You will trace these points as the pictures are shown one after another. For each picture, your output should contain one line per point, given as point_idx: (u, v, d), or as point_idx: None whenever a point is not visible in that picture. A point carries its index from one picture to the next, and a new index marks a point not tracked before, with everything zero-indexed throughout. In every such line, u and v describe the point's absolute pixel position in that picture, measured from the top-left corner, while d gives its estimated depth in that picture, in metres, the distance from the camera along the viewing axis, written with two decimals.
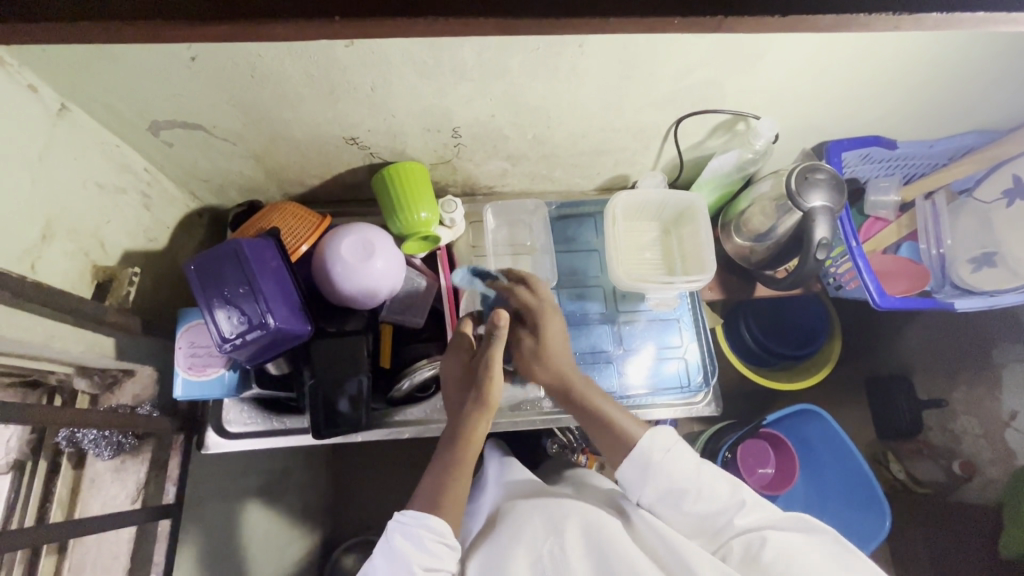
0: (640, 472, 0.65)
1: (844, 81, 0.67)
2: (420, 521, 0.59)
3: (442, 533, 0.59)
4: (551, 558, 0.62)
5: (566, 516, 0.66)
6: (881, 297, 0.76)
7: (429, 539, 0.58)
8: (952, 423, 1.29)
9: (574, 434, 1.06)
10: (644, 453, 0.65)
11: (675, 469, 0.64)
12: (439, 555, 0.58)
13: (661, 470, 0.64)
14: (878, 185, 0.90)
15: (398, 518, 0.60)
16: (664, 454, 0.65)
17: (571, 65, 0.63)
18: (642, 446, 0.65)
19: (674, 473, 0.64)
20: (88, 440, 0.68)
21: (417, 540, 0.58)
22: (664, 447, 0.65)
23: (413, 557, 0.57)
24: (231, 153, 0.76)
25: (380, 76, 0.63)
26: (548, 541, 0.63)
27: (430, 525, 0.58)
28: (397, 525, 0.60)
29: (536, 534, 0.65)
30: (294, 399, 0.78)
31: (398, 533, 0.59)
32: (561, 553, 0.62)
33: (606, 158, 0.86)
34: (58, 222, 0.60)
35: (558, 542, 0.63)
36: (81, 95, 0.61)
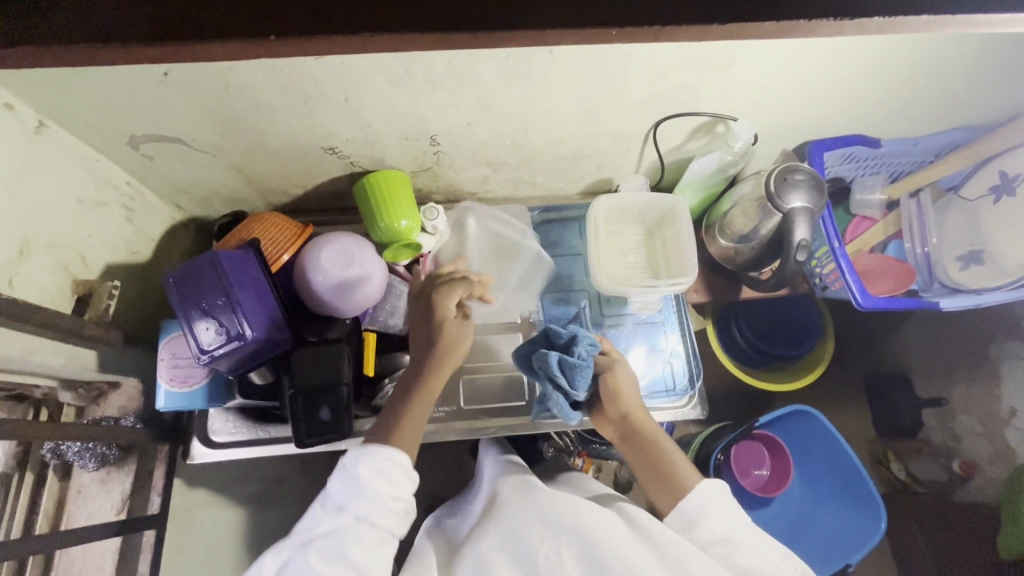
0: (692, 516, 0.64)
1: (821, 81, 0.67)
2: (376, 454, 0.61)
3: (400, 462, 0.61)
4: (545, 561, 0.60)
5: (558, 517, 0.64)
6: (863, 297, 0.76)
7: (389, 467, 0.60)
8: (953, 422, 1.30)
9: (572, 436, 1.06)
10: (699, 501, 0.64)
11: (727, 520, 0.63)
12: (398, 482, 0.61)
13: (712, 517, 0.63)
14: (864, 184, 0.90)
15: (353, 457, 0.61)
16: (721, 504, 0.65)
17: (543, 72, 0.63)
18: (697, 493, 0.65)
19: (730, 523, 0.63)
20: (72, 452, 0.69)
21: (379, 469, 0.60)
22: (721, 498, 0.65)
23: (381, 488, 0.59)
24: (212, 164, 0.76)
25: (353, 86, 0.63)
26: (541, 545, 0.61)
27: (386, 455, 0.61)
28: (356, 459, 0.60)
29: (527, 538, 0.63)
30: (278, 408, 0.78)
31: (354, 471, 0.60)
32: (555, 556, 0.60)
33: (588, 163, 0.86)
34: (37, 238, 0.61)
35: (551, 545, 0.61)
36: (58, 112, 0.61)
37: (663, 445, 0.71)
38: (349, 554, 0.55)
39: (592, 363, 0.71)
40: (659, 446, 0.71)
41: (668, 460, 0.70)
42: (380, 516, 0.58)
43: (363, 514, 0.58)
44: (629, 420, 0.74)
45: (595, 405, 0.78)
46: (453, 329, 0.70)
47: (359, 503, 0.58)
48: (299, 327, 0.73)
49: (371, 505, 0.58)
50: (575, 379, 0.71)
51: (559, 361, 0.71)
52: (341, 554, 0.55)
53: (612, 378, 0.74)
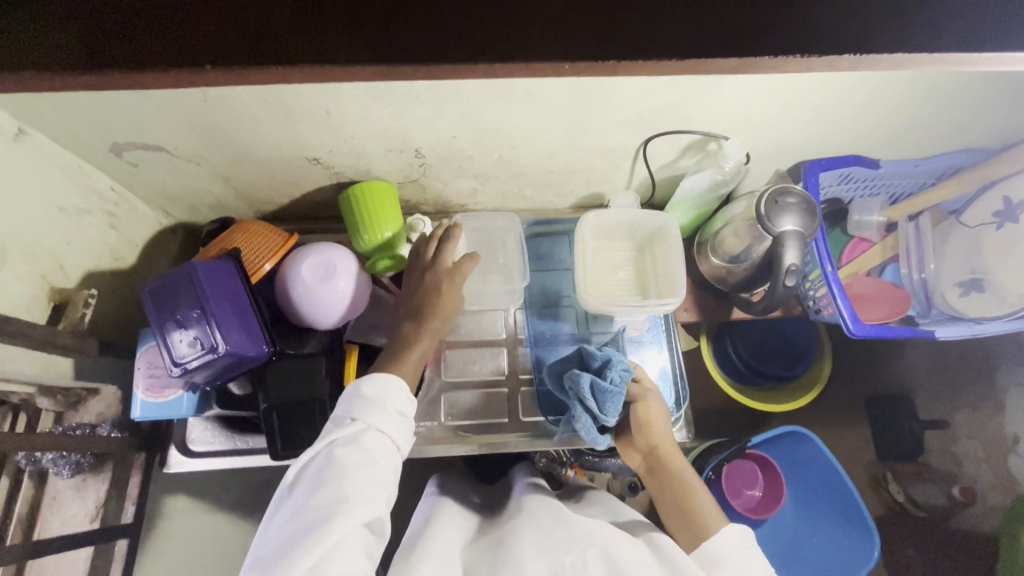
0: (713, 558, 0.62)
1: (815, 102, 0.65)
2: (391, 383, 0.61)
3: (405, 393, 0.62)
4: (569, 568, 0.60)
5: (586, 533, 0.64)
6: (855, 324, 0.73)
7: (399, 396, 0.61)
8: (954, 445, 1.27)
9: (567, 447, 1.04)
10: (721, 548, 0.62)
11: (754, 564, 0.61)
12: (403, 404, 0.61)
13: (735, 559, 0.61)
14: (863, 205, 0.87)
15: (370, 378, 0.61)
16: (743, 549, 0.62)
17: (526, 89, 0.62)
18: (720, 538, 0.63)
19: (752, 569, 0.60)
20: (47, 459, 0.70)
21: (391, 395, 0.61)
22: (743, 544, 0.63)
23: (381, 402, 0.60)
24: (196, 172, 0.76)
25: (334, 99, 0.62)
26: (567, 553, 0.61)
27: (399, 386, 0.61)
28: (367, 383, 0.61)
29: (554, 544, 0.63)
30: (256, 418, 0.77)
31: (366, 389, 0.60)
32: (580, 565, 0.60)
33: (577, 177, 0.84)
34: (12, 246, 0.61)
35: (577, 555, 0.61)
36: (38, 120, 0.61)
37: (689, 482, 0.70)
38: (353, 471, 0.55)
39: (622, 390, 0.70)
40: (688, 485, 0.70)
41: (692, 499, 0.68)
42: (387, 426, 0.59)
43: (370, 423, 0.58)
44: (657, 452, 0.73)
45: (623, 431, 0.77)
46: (454, 278, 0.70)
47: (367, 412, 0.59)
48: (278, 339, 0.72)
49: (378, 417, 0.59)
50: (606, 404, 0.70)
51: (590, 384, 0.70)
52: (344, 466, 0.55)
53: (643, 409, 0.74)
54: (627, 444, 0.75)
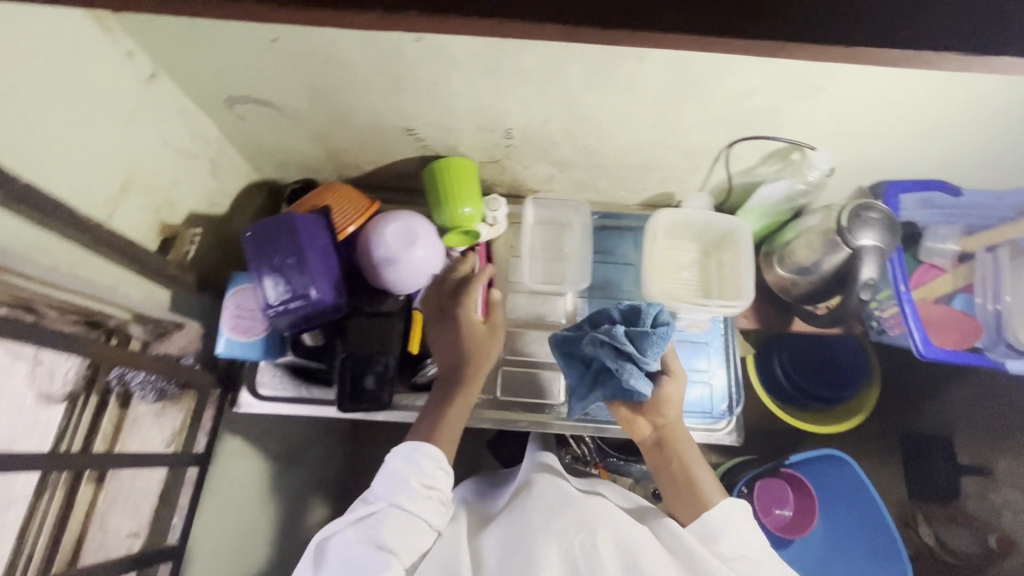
0: (714, 529, 0.65)
1: (912, 118, 0.66)
2: (413, 446, 0.69)
3: (442, 466, 0.69)
4: (580, 548, 0.62)
5: (594, 514, 0.65)
6: (925, 347, 0.73)
7: (425, 460, 0.68)
8: (995, 494, 1.22)
9: (591, 446, 1.06)
10: (721, 519, 0.66)
11: (754, 545, 0.65)
12: (434, 475, 0.68)
13: (733, 532, 0.65)
14: (936, 233, 0.87)
15: (395, 450, 0.70)
16: (741, 519, 0.67)
17: (629, 78, 0.64)
18: (721, 509, 0.66)
19: (746, 539, 0.65)
20: (135, 382, 0.75)
21: (415, 461, 0.68)
22: (740, 514, 0.67)
23: (418, 474, 0.67)
24: (296, 131, 0.80)
25: (444, 71, 0.65)
26: (578, 533, 0.63)
27: (424, 449, 0.69)
28: (394, 454, 0.69)
29: (561, 527, 0.64)
30: (324, 370, 0.81)
31: (395, 459, 0.69)
32: (590, 547, 0.62)
33: (653, 174, 0.86)
34: (137, 178, 0.65)
35: (587, 537, 0.63)
36: (171, 65, 0.66)
37: (691, 455, 0.72)
38: (387, 534, 0.62)
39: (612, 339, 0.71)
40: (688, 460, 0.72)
41: (694, 471, 0.71)
42: (409, 499, 0.65)
43: (391, 500, 0.65)
44: (666, 425, 0.74)
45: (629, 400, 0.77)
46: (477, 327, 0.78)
47: (386, 489, 0.66)
48: (357, 298, 0.77)
49: (398, 491, 0.66)
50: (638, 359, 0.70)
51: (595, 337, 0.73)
52: (376, 534, 0.62)
53: (668, 384, 0.74)
54: (636, 413, 0.75)
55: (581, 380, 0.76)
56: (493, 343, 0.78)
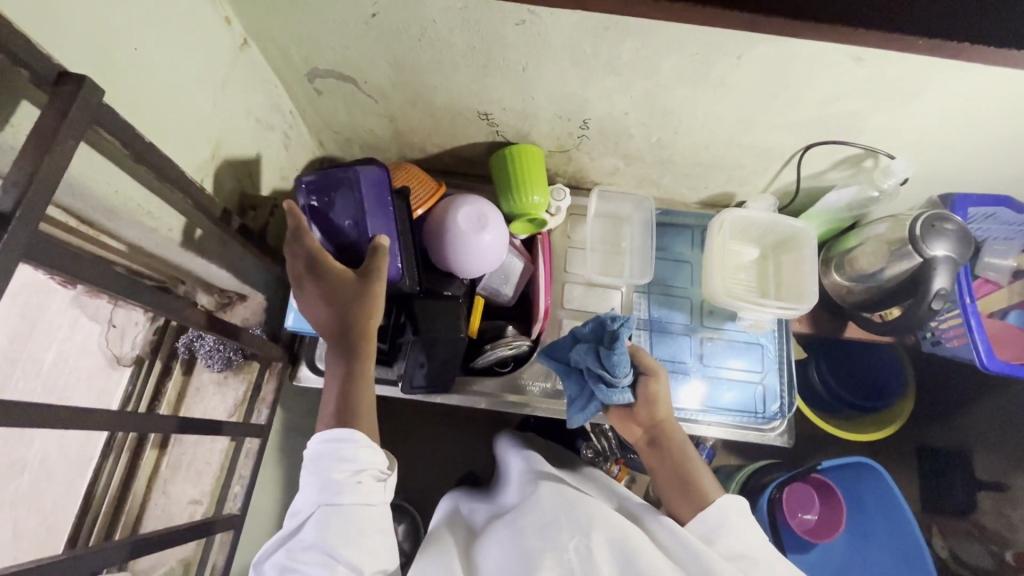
0: (713, 526, 0.63)
1: (996, 129, 0.66)
2: (336, 436, 0.58)
3: (374, 452, 0.59)
4: (575, 554, 0.61)
5: (587, 515, 0.65)
6: (988, 358, 0.75)
7: (348, 448, 0.57)
8: (1009, 509, 1.20)
9: (611, 441, 1.06)
10: (720, 513, 0.64)
11: (753, 536, 0.64)
12: (358, 459, 0.58)
13: (733, 533, 0.63)
14: (993, 248, 0.88)
15: (315, 441, 0.59)
16: (739, 518, 0.64)
17: (722, 74, 0.64)
18: (720, 504, 0.65)
19: (748, 537, 0.63)
20: (203, 349, 0.74)
21: (337, 454, 0.57)
22: (739, 513, 0.65)
23: (347, 474, 0.57)
24: (370, 109, 0.80)
25: (537, 57, 0.65)
26: (571, 539, 0.62)
27: (344, 436, 0.58)
28: (314, 449, 0.58)
29: (556, 532, 0.64)
30: (386, 352, 0.79)
31: (317, 456, 0.58)
32: (585, 550, 0.60)
33: (719, 173, 0.86)
34: (223, 145, 0.65)
35: (583, 540, 0.61)
36: (263, 34, 0.66)
37: (688, 454, 0.70)
38: (328, 539, 0.54)
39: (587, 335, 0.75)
40: (689, 457, 0.70)
41: (693, 469, 0.69)
42: (341, 495, 0.56)
43: (321, 501, 0.57)
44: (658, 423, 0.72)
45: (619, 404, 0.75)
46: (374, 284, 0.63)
47: (317, 493, 0.57)
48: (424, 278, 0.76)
49: (327, 492, 0.57)
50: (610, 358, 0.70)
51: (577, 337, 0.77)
52: (317, 544, 0.55)
53: (653, 383, 0.72)
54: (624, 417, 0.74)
55: (580, 392, 0.75)
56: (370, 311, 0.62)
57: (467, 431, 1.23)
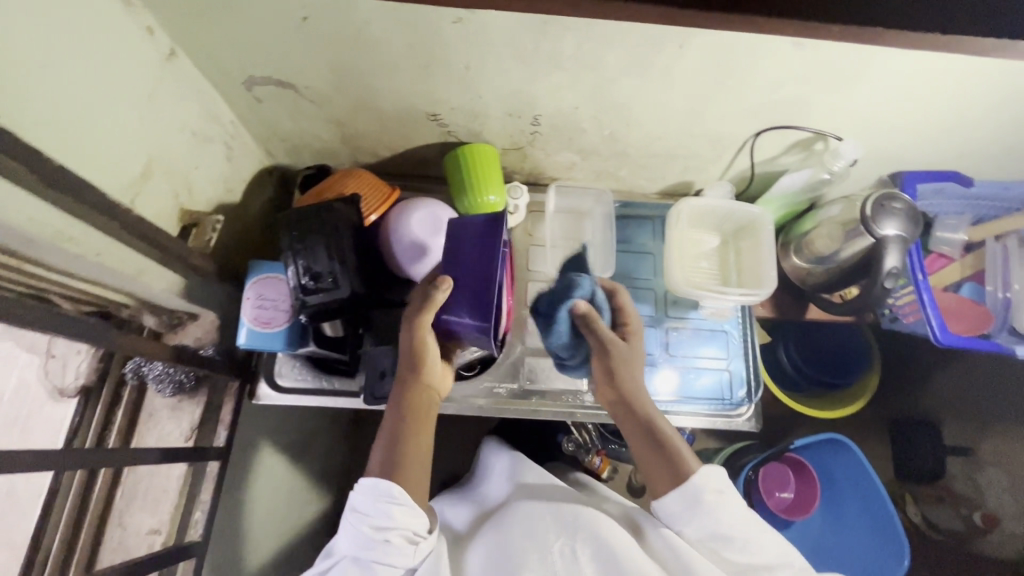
0: (690, 504, 0.63)
1: (938, 109, 0.67)
2: (372, 485, 0.62)
3: (405, 513, 0.61)
4: (561, 557, 0.65)
5: (574, 521, 0.69)
6: (942, 333, 0.75)
7: (381, 502, 0.61)
8: (977, 474, 1.23)
9: (591, 432, 1.06)
10: (700, 484, 0.63)
11: (729, 512, 0.63)
12: (391, 516, 0.61)
13: (711, 513, 0.62)
14: (944, 224, 0.90)
15: (356, 489, 0.63)
16: (718, 496, 0.63)
17: (666, 65, 0.64)
18: (700, 475, 0.63)
19: (726, 516, 0.62)
20: (152, 374, 0.72)
21: (371, 506, 0.61)
22: (717, 490, 0.63)
23: (373, 524, 0.61)
24: (315, 115, 0.77)
25: (479, 55, 0.64)
26: (557, 542, 0.66)
27: (381, 489, 0.61)
28: (354, 497, 0.63)
29: (542, 535, 0.67)
30: (346, 361, 0.79)
31: (355, 504, 0.62)
32: (570, 553, 0.66)
33: (676, 163, 0.86)
34: (157, 162, 0.62)
35: (569, 543, 0.66)
36: (191, 43, 0.63)
37: (662, 423, 0.69)
38: None
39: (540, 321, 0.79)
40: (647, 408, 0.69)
41: (668, 438, 0.67)
42: (369, 551, 0.60)
43: (352, 549, 0.61)
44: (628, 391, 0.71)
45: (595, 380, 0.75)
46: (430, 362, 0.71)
47: (351, 540, 0.61)
48: (380, 286, 0.74)
49: (358, 541, 0.61)
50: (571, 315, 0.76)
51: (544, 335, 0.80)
52: None
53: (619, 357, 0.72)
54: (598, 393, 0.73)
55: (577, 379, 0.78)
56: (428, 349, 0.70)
57: (445, 434, 1.22)
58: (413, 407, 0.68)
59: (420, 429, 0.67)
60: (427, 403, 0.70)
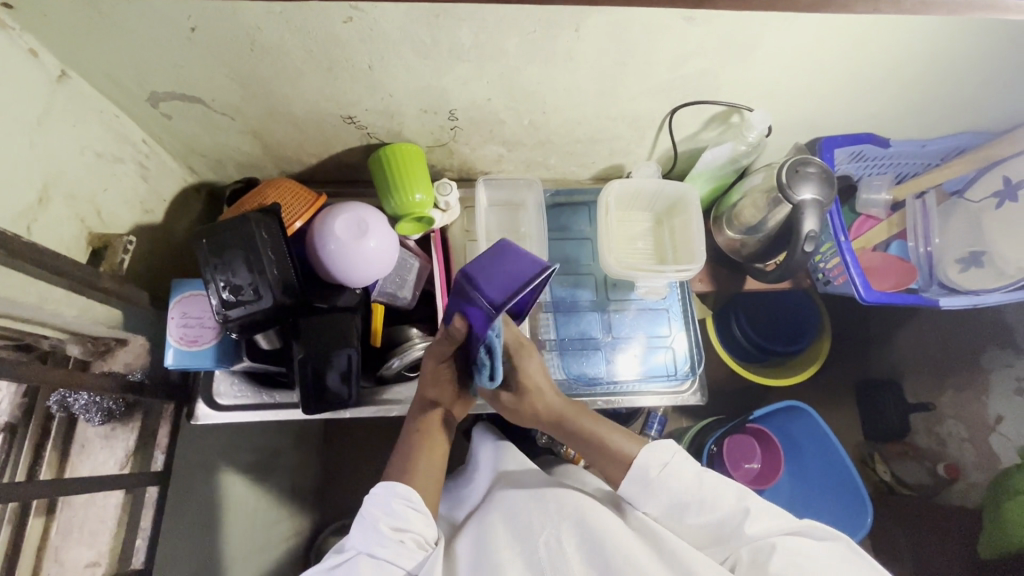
0: (644, 486, 0.63)
1: (836, 72, 0.69)
2: (389, 487, 0.60)
3: (421, 520, 0.59)
4: (547, 547, 0.61)
5: (558, 506, 0.64)
6: (866, 290, 0.79)
7: (397, 502, 0.59)
8: (939, 426, 1.23)
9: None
10: (643, 470, 0.63)
11: (678, 483, 0.62)
12: (407, 518, 0.59)
13: (664, 486, 0.62)
14: (870, 184, 0.93)
15: (370, 495, 0.60)
16: (665, 468, 0.63)
17: (567, 49, 0.64)
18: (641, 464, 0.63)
19: (680, 481, 0.62)
20: (78, 405, 0.71)
21: (388, 506, 0.59)
22: (662, 461, 0.63)
23: (387, 523, 0.58)
24: (229, 127, 0.76)
25: (378, 54, 0.64)
26: (542, 532, 0.62)
27: (398, 490, 0.59)
28: (369, 500, 0.60)
29: (528, 524, 0.63)
30: (284, 373, 0.80)
31: (368, 505, 0.60)
32: (555, 542, 0.61)
33: (601, 147, 0.87)
34: (54, 186, 0.61)
35: (553, 531, 0.62)
36: (83, 63, 0.62)
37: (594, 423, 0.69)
38: None
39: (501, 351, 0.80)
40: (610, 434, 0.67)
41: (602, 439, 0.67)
42: (382, 548, 0.56)
43: (362, 547, 0.57)
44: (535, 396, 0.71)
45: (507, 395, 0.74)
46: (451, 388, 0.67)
47: (361, 538, 0.57)
48: (309, 294, 0.74)
49: (370, 538, 0.57)
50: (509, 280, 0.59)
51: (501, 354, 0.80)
52: None
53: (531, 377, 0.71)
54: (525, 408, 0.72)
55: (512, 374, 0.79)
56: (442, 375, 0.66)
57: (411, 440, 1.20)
58: (430, 426, 0.66)
59: (432, 451, 0.65)
60: (444, 425, 0.67)
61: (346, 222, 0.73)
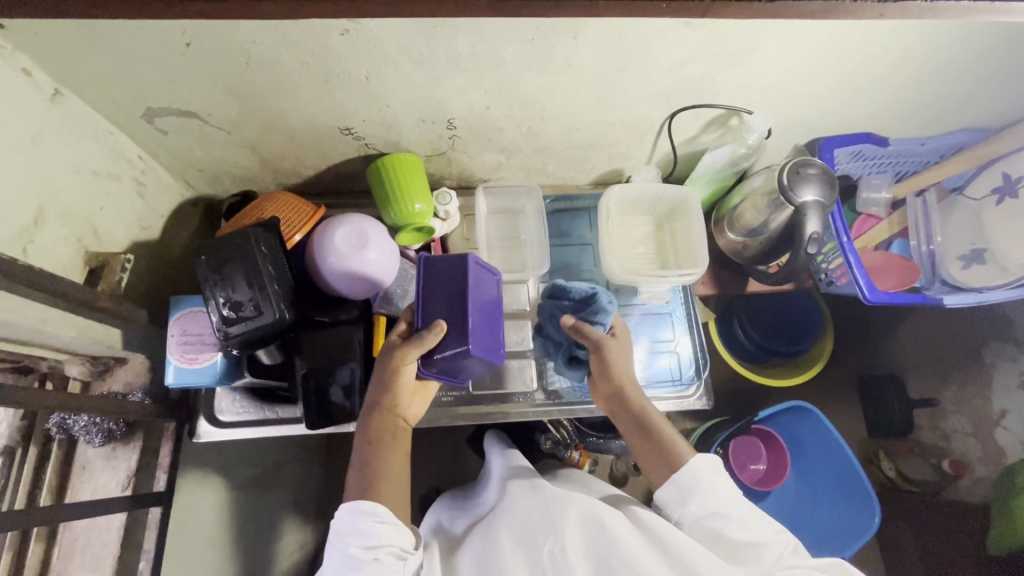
0: (685, 488, 0.62)
1: (835, 75, 0.68)
2: (352, 506, 0.59)
3: (395, 532, 0.58)
4: (548, 557, 0.58)
5: (562, 513, 0.62)
6: (870, 291, 0.78)
7: (365, 520, 0.58)
8: (942, 422, 1.22)
9: (569, 430, 1.02)
10: (689, 474, 0.62)
11: (718, 496, 0.61)
12: (376, 533, 0.57)
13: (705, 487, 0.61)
14: (870, 183, 0.93)
15: (339, 514, 0.59)
16: (711, 477, 0.63)
17: (564, 57, 0.63)
18: (688, 465, 0.63)
19: (718, 493, 0.61)
20: (78, 426, 0.72)
21: (354, 525, 0.58)
22: (710, 470, 0.63)
23: (355, 544, 0.57)
24: (225, 142, 0.75)
25: (374, 65, 0.63)
26: (545, 540, 0.60)
27: (362, 508, 0.58)
28: (337, 522, 0.59)
29: (531, 534, 0.61)
30: (285, 388, 0.77)
31: (338, 528, 0.59)
32: (558, 551, 0.58)
33: (600, 152, 0.86)
34: (51, 206, 0.61)
35: (556, 538, 0.59)
36: (77, 82, 0.61)
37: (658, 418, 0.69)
38: None
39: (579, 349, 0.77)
40: (657, 419, 0.68)
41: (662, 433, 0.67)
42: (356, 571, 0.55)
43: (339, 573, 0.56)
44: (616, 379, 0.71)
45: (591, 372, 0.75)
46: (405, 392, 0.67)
47: (337, 564, 0.56)
48: (311, 308, 0.73)
49: (344, 563, 0.56)
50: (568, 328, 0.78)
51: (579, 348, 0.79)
52: None
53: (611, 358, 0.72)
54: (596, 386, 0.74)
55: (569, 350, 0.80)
56: (398, 378, 0.65)
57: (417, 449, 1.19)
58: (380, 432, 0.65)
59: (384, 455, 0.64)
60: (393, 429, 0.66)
61: (346, 237, 0.72)
